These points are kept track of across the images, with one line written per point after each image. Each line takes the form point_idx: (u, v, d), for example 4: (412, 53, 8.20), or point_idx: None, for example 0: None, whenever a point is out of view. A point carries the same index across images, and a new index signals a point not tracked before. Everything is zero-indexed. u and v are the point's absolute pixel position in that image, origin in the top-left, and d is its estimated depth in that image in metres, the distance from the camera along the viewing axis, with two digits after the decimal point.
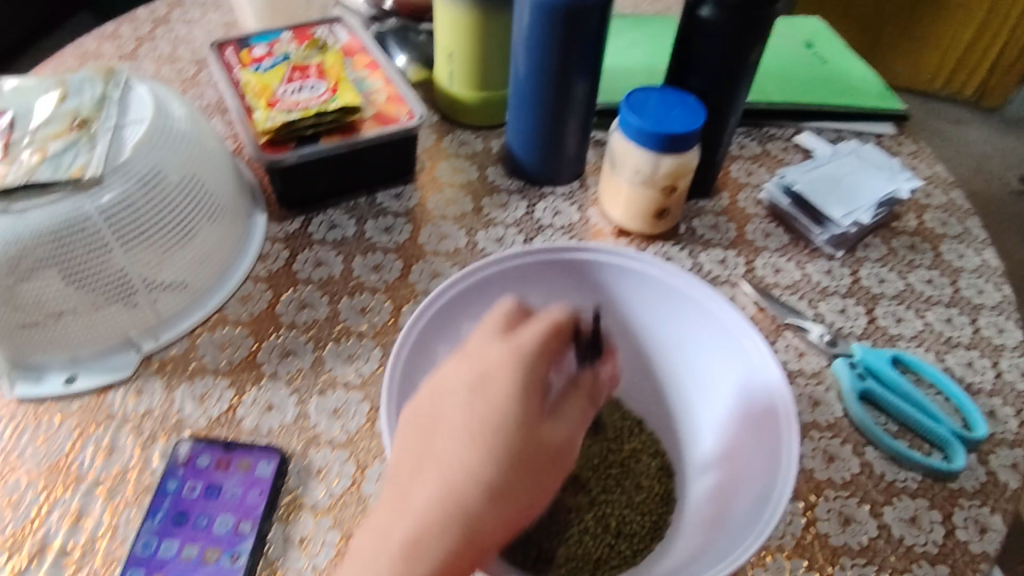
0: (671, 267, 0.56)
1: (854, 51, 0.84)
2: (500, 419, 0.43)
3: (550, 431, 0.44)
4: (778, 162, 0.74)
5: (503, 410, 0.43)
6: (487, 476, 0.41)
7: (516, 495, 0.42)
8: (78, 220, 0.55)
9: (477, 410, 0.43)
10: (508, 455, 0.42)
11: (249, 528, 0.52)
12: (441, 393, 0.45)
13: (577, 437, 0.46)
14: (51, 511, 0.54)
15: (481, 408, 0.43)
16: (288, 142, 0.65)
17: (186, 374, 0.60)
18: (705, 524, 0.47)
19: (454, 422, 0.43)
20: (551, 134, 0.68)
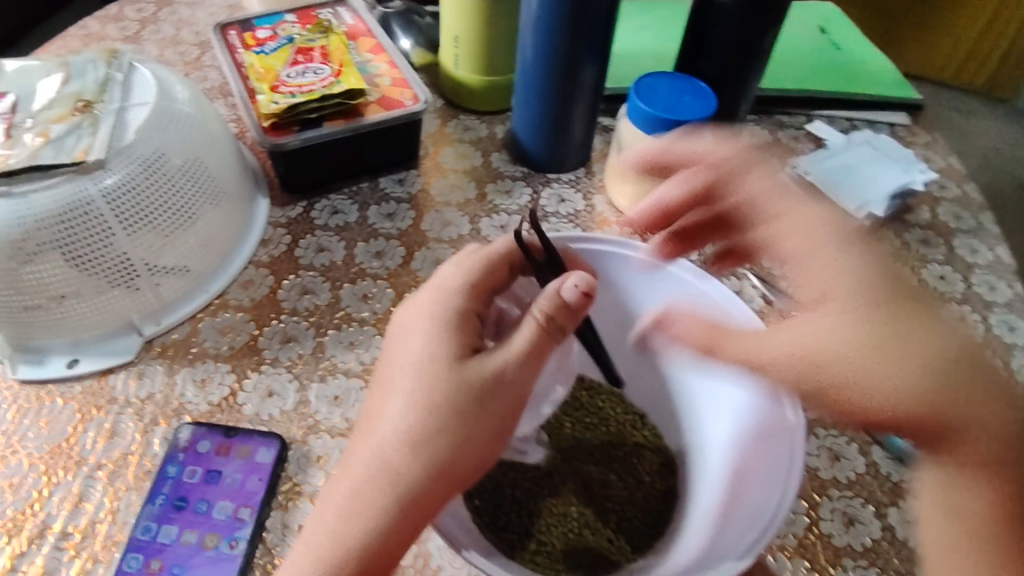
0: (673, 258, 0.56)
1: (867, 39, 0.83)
2: (421, 356, 0.43)
3: (482, 366, 0.43)
4: (788, 153, 0.73)
5: (425, 347, 0.43)
6: (407, 413, 0.41)
7: (440, 434, 0.41)
8: (81, 203, 0.54)
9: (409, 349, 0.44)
10: (425, 389, 0.42)
11: (248, 515, 0.52)
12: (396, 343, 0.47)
13: (526, 368, 0.44)
14: (52, 494, 0.54)
15: (409, 350, 0.44)
16: (291, 126, 0.64)
17: (187, 358, 0.60)
18: (711, 516, 0.47)
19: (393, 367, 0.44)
20: (557, 120, 0.67)
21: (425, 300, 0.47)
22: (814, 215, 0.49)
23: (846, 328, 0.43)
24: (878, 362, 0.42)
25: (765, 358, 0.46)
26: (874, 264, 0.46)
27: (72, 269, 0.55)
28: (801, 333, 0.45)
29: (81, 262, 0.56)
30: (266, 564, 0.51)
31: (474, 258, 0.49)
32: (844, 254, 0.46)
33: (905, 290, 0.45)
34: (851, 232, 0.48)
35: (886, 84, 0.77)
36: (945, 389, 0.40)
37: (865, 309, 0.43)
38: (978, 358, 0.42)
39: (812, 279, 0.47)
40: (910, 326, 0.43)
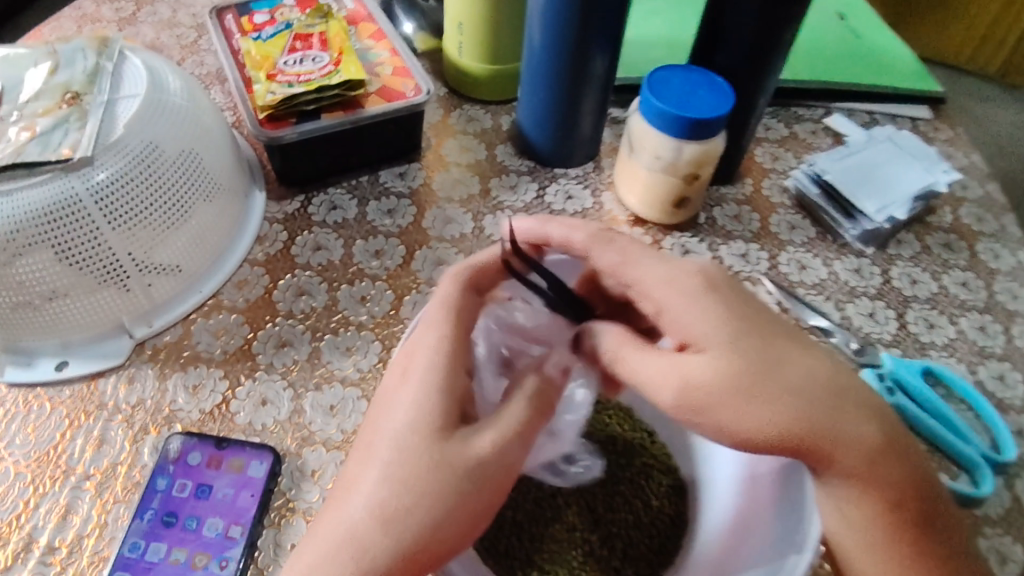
0: None
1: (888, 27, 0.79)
2: (402, 422, 0.39)
3: (474, 439, 0.39)
4: (806, 148, 0.70)
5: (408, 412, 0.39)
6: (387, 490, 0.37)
7: (418, 512, 0.36)
8: (67, 203, 0.51)
9: (389, 416, 0.39)
10: (407, 463, 0.37)
11: (239, 533, 0.50)
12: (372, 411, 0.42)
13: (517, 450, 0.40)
14: (39, 505, 0.52)
15: (389, 417, 0.39)
16: (288, 117, 0.61)
17: (180, 362, 0.58)
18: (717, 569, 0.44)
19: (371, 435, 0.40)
20: (568, 112, 0.64)
21: (403, 358, 0.43)
22: (656, 264, 0.44)
23: (722, 365, 0.39)
24: (744, 406, 0.38)
25: (646, 387, 0.42)
26: (732, 301, 0.42)
27: (58, 271, 0.52)
28: (673, 366, 0.40)
29: (67, 264, 0.52)
30: None
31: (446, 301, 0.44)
32: (680, 284, 0.42)
33: (757, 319, 0.41)
34: (711, 276, 0.43)
35: (908, 76, 0.74)
36: (811, 423, 0.37)
37: (724, 347, 0.39)
38: (847, 394, 0.39)
39: (673, 311, 0.42)
40: (776, 357, 0.39)
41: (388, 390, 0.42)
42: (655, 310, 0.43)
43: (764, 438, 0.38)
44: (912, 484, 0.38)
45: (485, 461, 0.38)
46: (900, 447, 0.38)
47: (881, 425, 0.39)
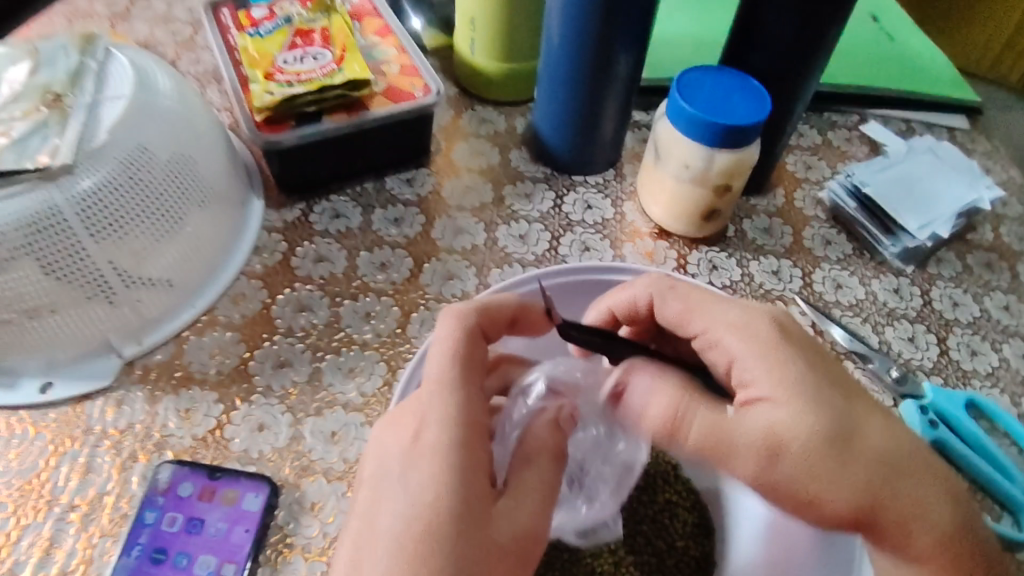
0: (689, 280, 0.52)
1: (922, 31, 0.75)
2: (420, 507, 0.35)
3: (499, 525, 0.36)
4: (840, 157, 0.66)
5: (426, 495, 0.35)
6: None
7: None
8: (46, 215, 0.47)
9: (401, 497, 0.35)
10: (429, 556, 0.34)
11: (232, 573, 0.47)
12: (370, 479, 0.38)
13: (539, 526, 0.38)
14: (21, 538, 0.49)
15: (402, 500, 0.35)
16: (288, 120, 0.57)
17: (171, 383, 0.54)
18: None
19: (378, 515, 0.36)
20: (587, 116, 0.60)
21: (408, 420, 0.38)
22: (727, 306, 0.42)
23: (808, 431, 0.37)
24: (828, 475, 0.37)
25: (731, 450, 0.38)
26: (812, 355, 0.40)
27: (39, 287, 0.49)
28: (755, 427, 0.38)
29: (48, 280, 0.49)
30: None
31: (448, 353, 0.40)
32: (756, 333, 0.40)
33: (836, 374, 0.40)
34: (785, 323, 0.41)
35: (944, 84, 0.70)
36: (891, 496, 0.37)
37: (809, 406, 0.37)
38: (927, 464, 0.38)
39: (748, 360, 0.40)
40: (860, 423, 0.38)
41: (391, 458, 0.37)
42: (724, 356, 0.42)
43: (843, 507, 0.37)
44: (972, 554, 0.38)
45: (511, 552, 0.36)
46: (969, 515, 0.39)
47: (953, 496, 0.39)
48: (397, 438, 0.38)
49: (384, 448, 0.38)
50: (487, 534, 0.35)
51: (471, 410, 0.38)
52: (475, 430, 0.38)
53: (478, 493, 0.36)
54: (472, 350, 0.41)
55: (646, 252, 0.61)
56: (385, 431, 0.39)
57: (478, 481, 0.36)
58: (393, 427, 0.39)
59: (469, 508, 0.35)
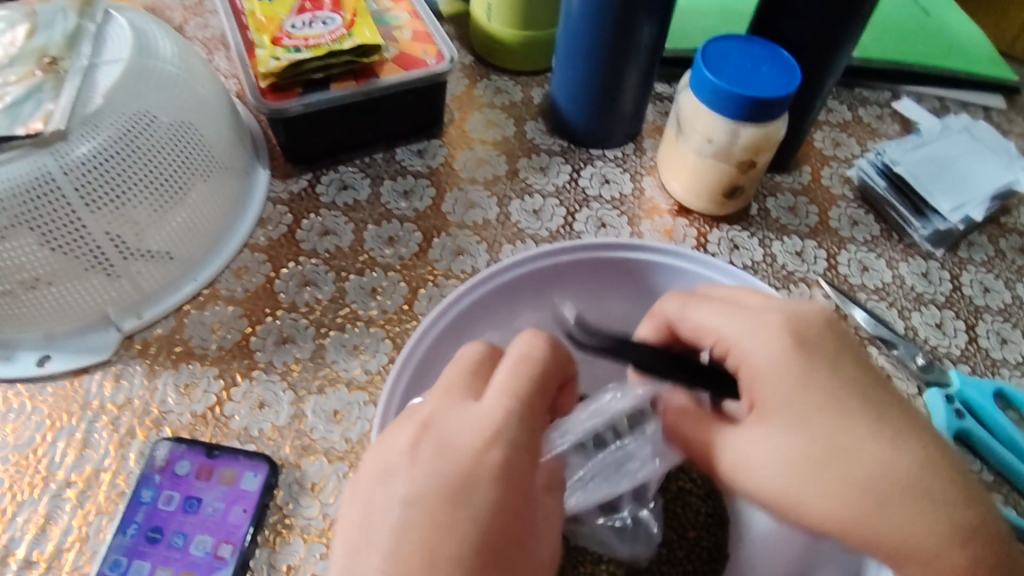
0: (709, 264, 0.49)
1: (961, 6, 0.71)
2: (479, 529, 0.31)
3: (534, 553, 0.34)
4: (870, 134, 0.63)
5: (488, 519, 0.32)
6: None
7: None
8: (39, 183, 0.46)
9: (452, 514, 0.32)
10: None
11: (229, 553, 0.45)
12: (398, 491, 0.32)
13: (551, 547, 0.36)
14: (16, 514, 0.47)
15: (453, 518, 0.31)
16: (293, 88, 0.55)
17: (171, 358, 0.53)
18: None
19: (416, 529, 0.31)
20: (606, 87, 0.57)
21: (469, 438, 0.34)
22: (736, 312, 0.40)
23: (785, 449, 0.36)
24: (806, 498, 0.35)
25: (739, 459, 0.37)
26: (819, 367, 0.37)
27: (34, 258, 0.47)
28: (739, 439, 0.37)
29: (43, 251, 0.47)
30: None
31: (517, 374, 0.36)
32: (754, 341, 0.38)
33: (841, 388, 0.36)
34: (803, 330, 0.38)
35: (982, 60, 0.66)
36: (870, 521, 0.33)
37: (793, 424, 0.36)
38: (933, 494, 0.33)
39: (751, 369, 0.38)
40: (847, 444, 0.35)
41: (432, 467, 0.33)
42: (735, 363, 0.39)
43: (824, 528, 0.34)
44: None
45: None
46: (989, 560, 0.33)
47: (964, 537, 0.33)
48: (450, 453, 0.33)
49: (422, 459, 0.33)
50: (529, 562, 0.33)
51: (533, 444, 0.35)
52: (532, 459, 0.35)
53: (527, 519, 0.34)
54: (547, 381, 0.36)
55: (664, 230, 0.58)
56: (428, 441, 0.34)
57: (529, 505, 0.34)
58: (438, 436, 0.34)
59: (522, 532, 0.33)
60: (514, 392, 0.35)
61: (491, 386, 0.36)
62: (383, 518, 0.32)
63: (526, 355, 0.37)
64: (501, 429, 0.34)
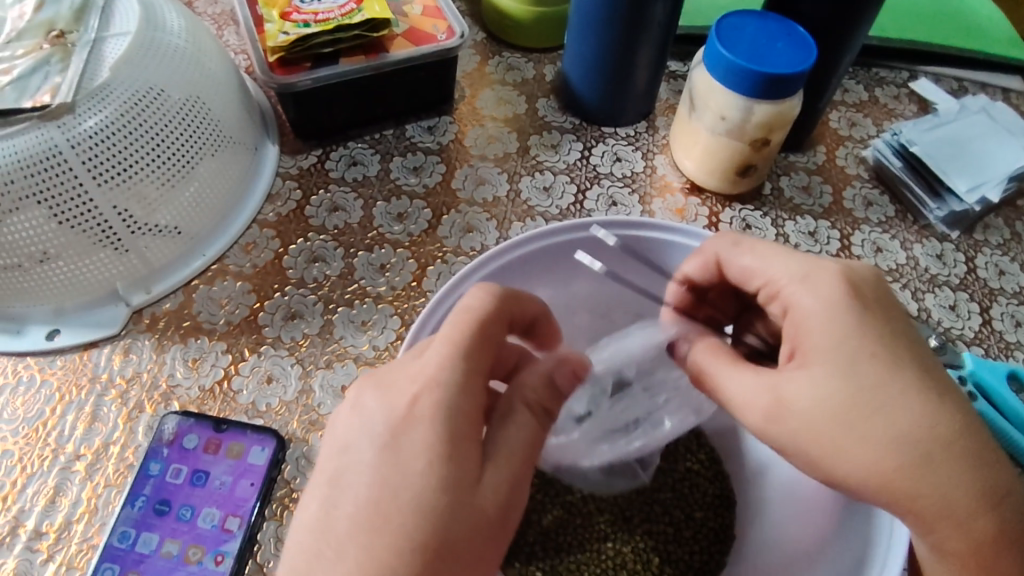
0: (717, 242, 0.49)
1: None
2: (413, 476, 0.32)
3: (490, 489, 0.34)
4: (887, 115, 0.62)
5: (408, 465, 0.32)
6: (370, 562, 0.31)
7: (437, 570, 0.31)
8: (47, 156, 0.45)
9: (377, 462, 0.33)
10: (398, 530, 0.31)
11: (237, 526, 0.45)
12: (339, 439, 0.34)
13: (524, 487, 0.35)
14: (26, 487, 0.48)
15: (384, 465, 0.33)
16: (303, 61, 0.54)
17: (180, 333, 0.53)
18: None
19: (350, 476, 0.33)
20: (619, 64, 0.56)
21: (406, 384, 0.35)
22: (791, 259, 0.39)
23: (833, 393, 0.34)
24: (848, 444, 0.34)
25: (750, 402, 0.37)
26: (874, 317, 0.36)
27: (44, 232, 0.47)
28: (776, 381, 0.36)
29: (51, 224, 0.47)
30: None
31: (463, 322, 0.36)
32: (808, 287, 0.37)
33: (893, 338, 0.35)
34: (859, 281, 0.37)
35: (1001, 40, 0.65)
36: (903, 482, 0.33)
37: (839, 368, 0.35)
38: (966, 459, 0.33)
39: (801, 314, 0.37)
40: (893, 393, 0.34)
41: (384, 406, 0.34)
42: (782, 310, 0.39)
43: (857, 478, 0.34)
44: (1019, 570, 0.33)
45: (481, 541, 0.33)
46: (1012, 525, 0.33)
47: (992, 504, 0.33)
48: (385, 401, 0.34)
49: (364, 404, 0.35)
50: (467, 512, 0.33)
51: (472, 391, 0.35)
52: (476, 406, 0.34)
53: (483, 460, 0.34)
54: (490, 329, 0.37)
55: (676, 208, 0.58)
56: (369, 387, 0.35)
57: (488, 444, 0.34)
58: (397, 376, 0.35)
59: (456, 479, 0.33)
60: (454, 339, 0.35)
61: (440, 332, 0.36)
62: (327, 465, 0.34)
63: (467, 305, 0.37)
64: (435, 373, 0.34)
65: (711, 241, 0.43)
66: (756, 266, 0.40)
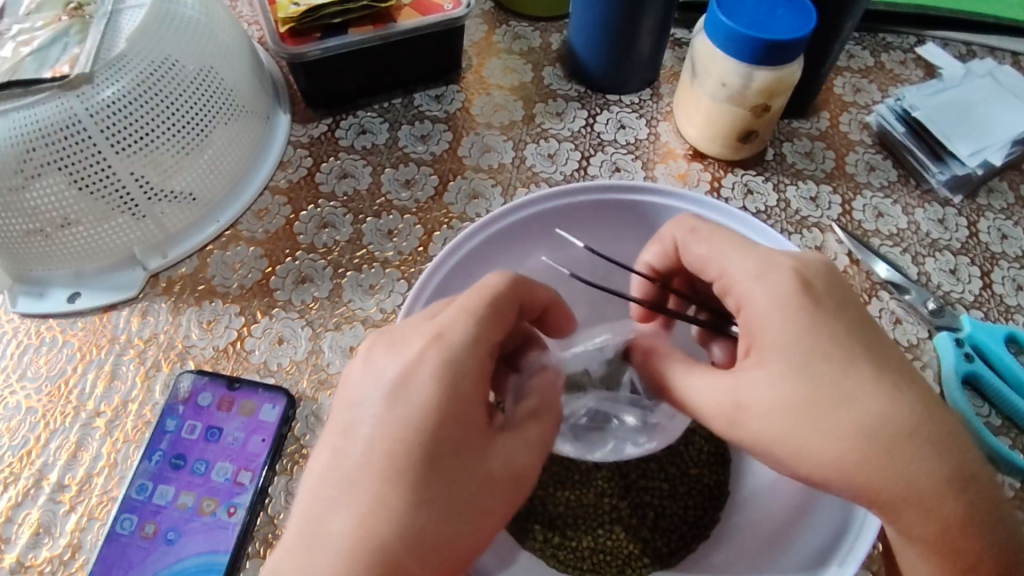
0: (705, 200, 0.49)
1: None
2: (417, 429, 0.34)
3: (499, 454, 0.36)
4: (892, 80, 0.62)
5: (417, 421, 0.34)
6: (376, 516, 0.32)
7: (452, 514, 0.33)
8: (66, 124, 0.47)
9: (386, 415, 0.34)
10: (405, 489, 0.33)
11: (248, 480, 0.47)
12: (350, 393, 0.36)
13: (529, 461, 0.37)
14: (49, 441, 0.50)
15: (399, 423, 0.34)
16: (312, 32, 0.55)
17: (195, 296, 0.55)
18: (754, 546, 0.43)
19: (358, 430, 0.34)
20: (623, 33, 0.57)
21: (411, 344, 0.36)
22: (747, 254, 0.39)
23: (800, 386, 0.34)
24: (817, 434, 0.34)
25: (708, 393, 0.38)
26: (828, 310, 0.36)
27: (65, 198, 0.49)
28: (741, 377, 0.36)
29: (72, 191, 0.49)
30: (267, 534, 0.46)
31: (481, 296, 0.38)
32: (764, 282, 0.37)
33: (853, 329, 0.36)
34: (810, 271, 0.38)
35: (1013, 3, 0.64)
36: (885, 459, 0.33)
37: (803, 364, 0.35)
38: (949, 431, 0.33)
39: (753, 310, 0.37)
40: (850, 386, 0.34)
41: (383, 372, 0.35)
42: (736, 306, 0.39)
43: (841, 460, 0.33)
44: (996, 523, 0.34)
45: (507, 498, 0.35)
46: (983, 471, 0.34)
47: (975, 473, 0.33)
48: (395, 356, 0.36)
49: (355, 375, 0.36)
50: (478, 475, 0.35)
51: (486, 346, 0.36)
52: (482, 368, 0.36)
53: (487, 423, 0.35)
54: (506, 306, 0.38)
55: (678, 174, 0.58)
56: (380, 346, 0.37)
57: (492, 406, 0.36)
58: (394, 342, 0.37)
59: (462, 442, 0.35)
60: (473, 309, 0.37)
61: (455, 303, 0.38)
62: (337, 417, 0.36)
63: (484, 284, 0.39)
64: (444, 332, 0.36)
65: (669, 226, 0.43)
66: (707, 254, 0.40)
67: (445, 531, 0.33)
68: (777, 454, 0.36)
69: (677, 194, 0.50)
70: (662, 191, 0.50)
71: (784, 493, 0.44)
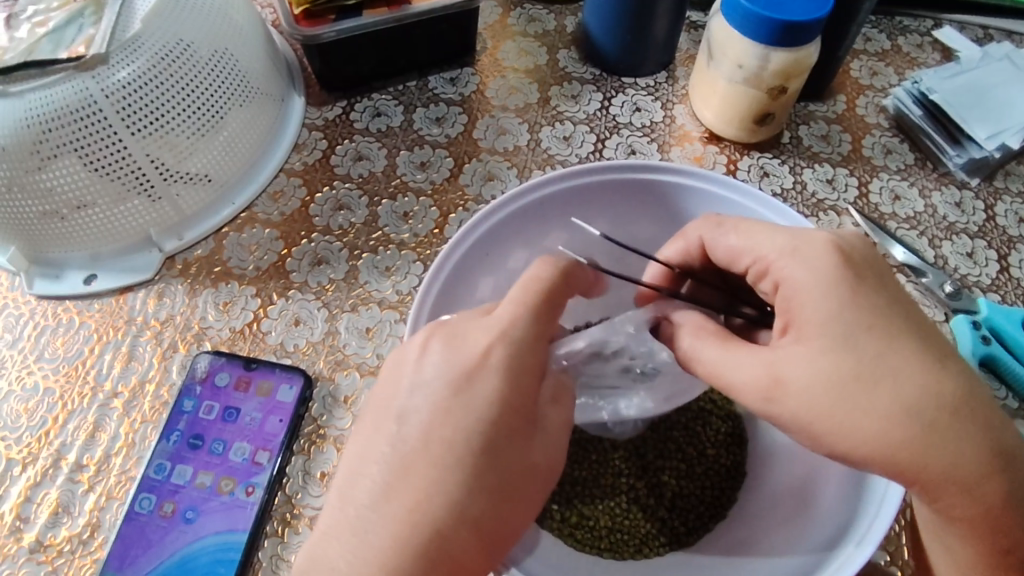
0: (729, 181, 0.48)
1: None
2: (458, 425, 0.34)
3: (536, 444, 0.36)
4: (909, 64, 0.62)
5: (460, 414, 0.34)
6: (417, 503, 0.32)
7: (490, 492, 0.33)
8: (82, 105, 0.47)
9: (425, 403, 0.35)
10: (448, 476, 0.33)
11: (266, 459, 0.47)
12: (394, 388, 0.36)
13: (564, 450, 0.37)
14: (67, 422, 0.50)
15: (454, 408, 0.34)
16: (327, 14, 0.55)
17: (211, 277, 0.55)
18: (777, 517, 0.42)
19: (402, 421, 0.34)
20: (637, 17, 0.57)
21: (462, 336, 0.36)
22: (776, 234, 0.39)
23: (823, 366, 0.34)
24: (841, 416, 0.33)
25: (734, 378, 0.37)
26: (869, 290, 0.35)
27: (80, 179, 0.49)
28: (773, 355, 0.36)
29: (88, 171, 0.49)
30: (285, 514, 0.47)
31: (524, 288, 0.38)
32: (798, 260, 0.37)
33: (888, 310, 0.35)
34: (847, 249, 0.37)
35: None
36: (913, 449, 0.32)
37: (827, 346, 0.34)
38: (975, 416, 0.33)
39: (791, 288, 0.37)
40: (891, 365, 0.33)
41: (432, 365, 0.36)
42: (773, 285, 0.39)
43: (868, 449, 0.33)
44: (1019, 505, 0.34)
45: (543, 479, 0.36)
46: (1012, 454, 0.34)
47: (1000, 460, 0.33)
48: (448, 349, 0.36)
49: (407, 354, 0.37)
50: (523, 455, 0.35)
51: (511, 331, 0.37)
52: (534, 361, 0.36)
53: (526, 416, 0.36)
54: (559, 296, 0.38)
55: (694, 156, 0.58)
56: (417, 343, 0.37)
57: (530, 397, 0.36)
58: (449, 332, 0.37)
59: (509, 431, 0.35)
60: (526, 301, 0.37)
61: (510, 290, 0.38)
62: (379, 409, 0.36)
63: (538, 272, 0.38)
64: (506, 327, 0.36)
65: (694, 224, 0.44)
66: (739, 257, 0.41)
67: (482, 511, 0.33)
68: (801, 431, 0.36)
69: (700, 172, 0.49)
70: (683, 171, 0.49)
71: (800, 471, 0.43)
